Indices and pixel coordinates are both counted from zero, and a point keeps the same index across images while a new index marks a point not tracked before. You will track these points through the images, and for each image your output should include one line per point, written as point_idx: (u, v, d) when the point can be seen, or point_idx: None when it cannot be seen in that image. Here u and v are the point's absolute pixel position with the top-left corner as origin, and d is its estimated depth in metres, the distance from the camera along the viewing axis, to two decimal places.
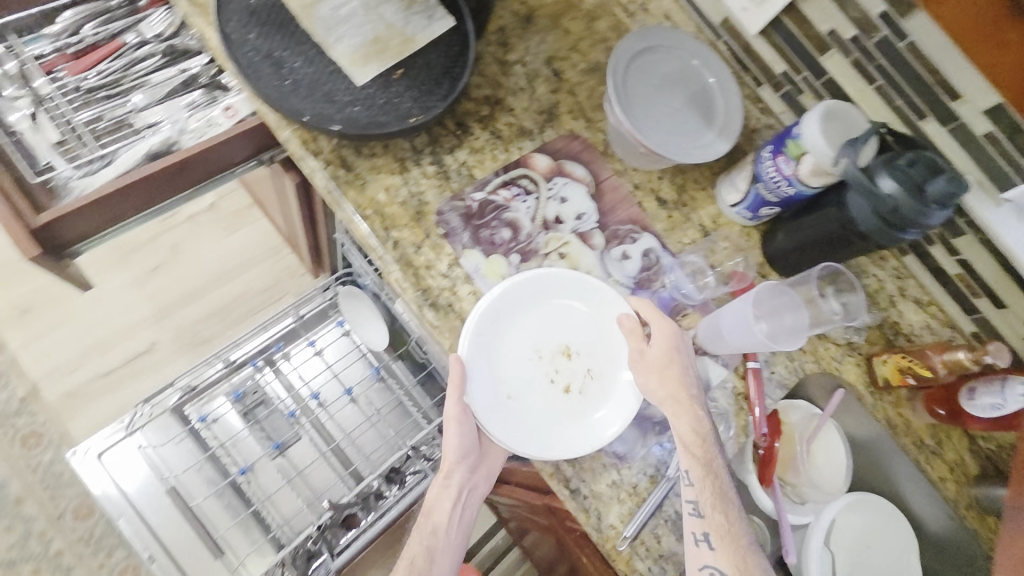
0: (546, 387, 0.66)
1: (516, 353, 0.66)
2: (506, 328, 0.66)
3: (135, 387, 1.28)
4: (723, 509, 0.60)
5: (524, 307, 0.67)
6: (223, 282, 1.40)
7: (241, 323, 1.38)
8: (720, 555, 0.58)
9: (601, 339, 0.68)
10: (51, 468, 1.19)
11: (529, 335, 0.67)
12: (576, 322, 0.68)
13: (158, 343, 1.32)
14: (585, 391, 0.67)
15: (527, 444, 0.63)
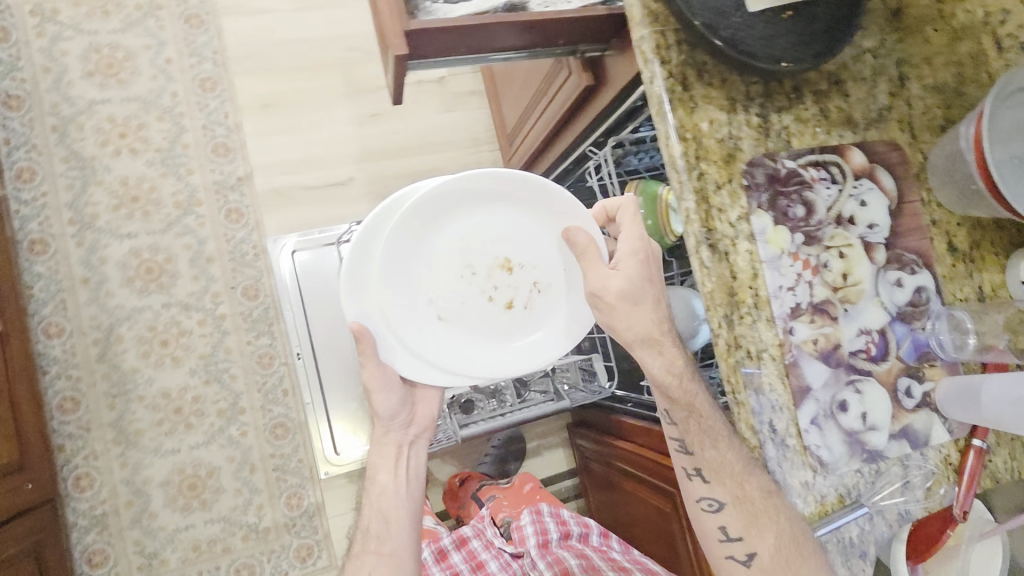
0: (459, 306, 0.73)
1: (436, 264, 0.72)
2: (429, 231, 0.71)
3: (324, 209, 1.36)
4: (714, 450, 0.67)
5: (436, 224, 0.71)
6: (426, 151, 1.45)
7: None
8: (717, 495, 0.67)
9: (529, 233, 0.73)
10: (240, 248, 1.30)
11: (452, 248, 0.72)
12: (522, 227, 0.73)
13: (354, 180, 1.40)
14: (510, 309, 0.74)
15: (486, 367, 0.72)
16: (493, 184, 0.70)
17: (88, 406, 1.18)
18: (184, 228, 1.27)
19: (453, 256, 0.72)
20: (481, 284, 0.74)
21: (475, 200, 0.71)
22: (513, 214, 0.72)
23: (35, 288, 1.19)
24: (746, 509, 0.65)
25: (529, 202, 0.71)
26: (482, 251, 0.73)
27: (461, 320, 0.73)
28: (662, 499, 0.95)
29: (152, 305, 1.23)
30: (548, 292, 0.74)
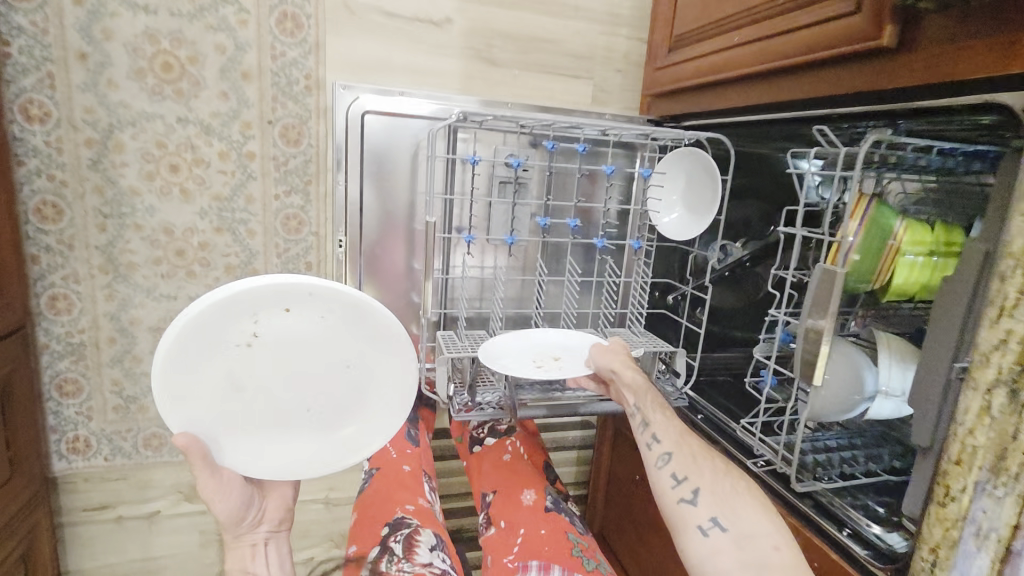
0: (275, 416, 0.75)
1: (225, 406, 0.71)
2: (203, 403, 0.69)
3: (400, 51, 1.01)
4: (667, 424, 0.71)
5: (216, 362, 0.70)
6: (549, 9, 1.06)
7: (533, 70, 1.09)
8: (665, 446, 0.69)
9: (331, 339, 0.76)
10: (286, 72, 0.98)
11: (236, 366, 0.71)
12: (325, 346, 0.76)
13: (450, 22, 1.02)
14: (324, 407, 0.77)
15: (333, 453, 0.77)
16: (266, 329, 0.72)
17: (73, 219, 0.96)
18: (219, 22, 0.94)
19: (252, 359, 0.72)
20: (286, 393, 0.75)
21: (319, 326, 0.75)
22: (300, 326, 0.73)
23: (13, 46, 0.88)
24: (710, 473, 0.65)
25: (311, 328, 0.74)
26: (280, 365, 0.74)
27: (282, 414, 0.75)
28: None
29: (165, 115, 0.95)
30: (344, 396, 0.78)
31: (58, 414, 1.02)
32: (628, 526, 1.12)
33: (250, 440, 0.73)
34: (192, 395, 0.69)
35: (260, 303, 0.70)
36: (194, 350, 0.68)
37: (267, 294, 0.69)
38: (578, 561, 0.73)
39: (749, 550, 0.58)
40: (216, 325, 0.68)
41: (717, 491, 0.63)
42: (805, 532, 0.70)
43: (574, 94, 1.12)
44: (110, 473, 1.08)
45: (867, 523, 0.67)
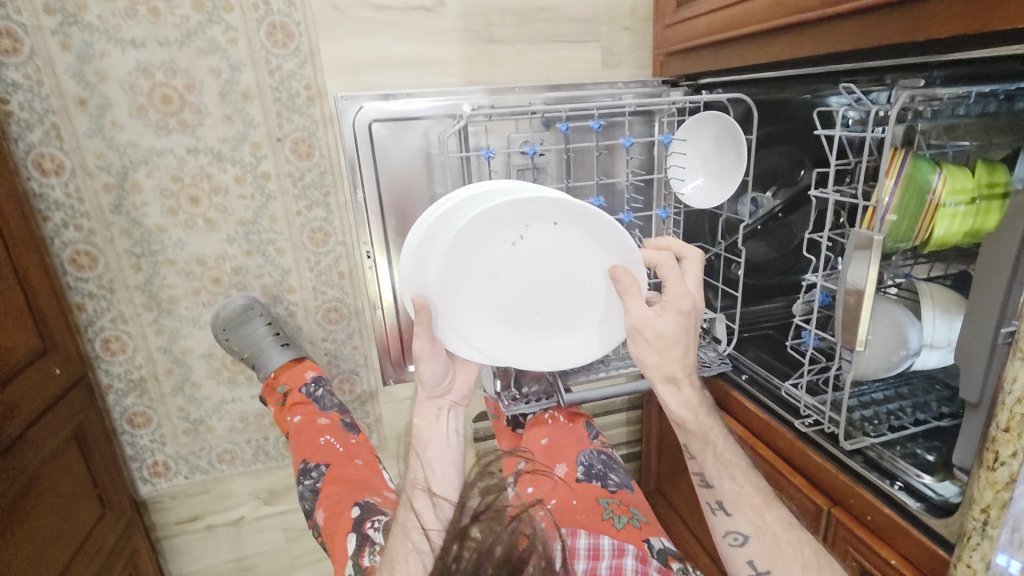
0: (513, 309, 0.80)
1: (472, 282, 0.77)
2: (459, 270, 0.76)
3: (399, 43, 0.98)
4: (728, 471, 0.69)
5: (489, 240, 0.76)
6: None
7: (535, 41, 1.04)
8: (741, 525, 0.66)
9: (583, 267, 0.79)
10: (287, 84, 0.96)
11: (502, 253, 0.77)
12: (581, 259, 0.78)
13: (443, 4, 0.98)
14: (551, 314, 0.81)
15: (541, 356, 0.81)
16: (538, 232, 0.77)
17: (108, 265, 0.98)
18: (210, 44, 0.91)
19: (513, 252, 0.77)
20: (520, 294, 0.79)
21: (577, 252, 0.78)
22: (570, 243, 0.77)
23: (13, 103, 0.87)
24: (781, 544, 0.64)
25: (573, 252, 0.78)
26: (528, 267, 0.78)
27: (518, 308, 0.80)
28: None
29: (175, 149, 0.95)
30: (567, 321, 0.81)
31: (134, 444, 1.09)
32: (681, 478, 1.18)
33: (471, 325, 0.79)
34: (451, 265, 0.76)
35: (549, 209, 0.74)
36: (479, 226, 0.73)
37: (555, 207, 0.74)
38: (607, 522, 0.80)
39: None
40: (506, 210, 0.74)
41: None
42: (858, 489, 0.74)
43: (580, 59, 1.07)
44: (191, 489, 1.15)
45: (919, 474, 0.71)
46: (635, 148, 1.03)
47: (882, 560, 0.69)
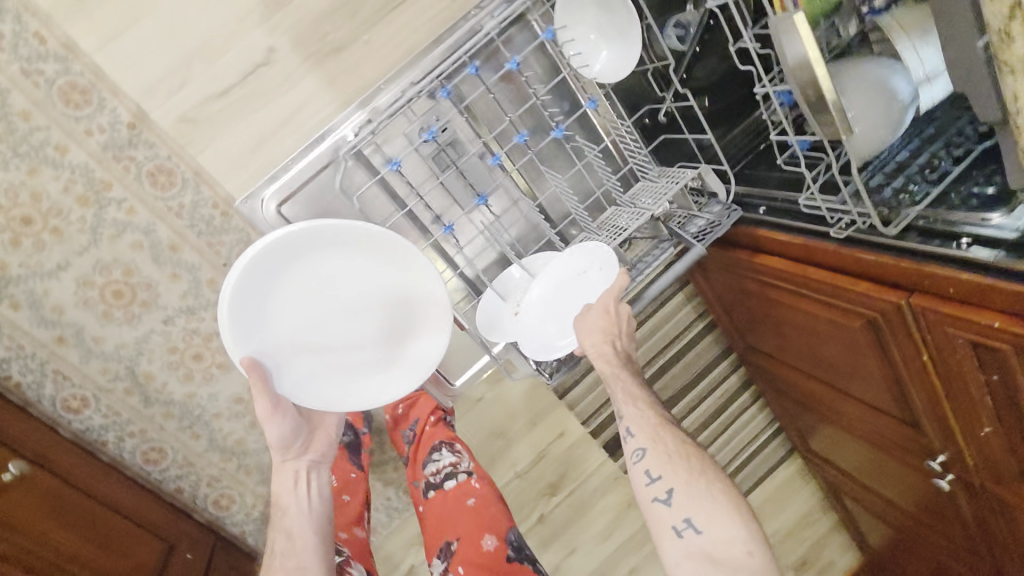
0: (324, 350, 0.87)
1: (290, 324, 0.84)
2: (275, 308, 0.83)
3: (262, 112, 0.95)
4: (640, 417, 0.77)
5: (294, 272, 0.83)
6: None
7: (377, 20, 0.96)
8: (655, 467, 0.72)
9: (387, 303, 0.89)
10: (199, 213, 0.97)
11: (299, 289, 0.84)
12: (383, 280, 0.88)
13: (275, 51, 0.93)
14: (374, 342, 0.90)
15: (359, 380, 0.90)
16: (339, 269, 0.86)
17: (173, 445, 1.07)
18: (115, 225, 0.94)
19: (311, 288, 0.85)
20: (334, 338, 0.87)
21: (378, 289, 0.88)
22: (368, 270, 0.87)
23: (15, 373, 0.95)
24: (684, 472, 0.71)
25: (372, 290, 0.88)
26: (339, 306, 0.87)
27: (331, 347, 0.87)
28: (846, 316, 0.81)
29: (154, 328, 0.99)
30: (378, 356, 0.90)
31: None
32: (762, 329, 1.11)
33: (295, 369, 0.85)
34: (257, 318, 0.81)
35: (351, 245, 0.84)
36: (280, 260, 0.81)
37: (360, 249, 0.85)
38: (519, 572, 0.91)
39: (719, 555, 0.65)
40: (308, 244, 0.82)
41: (699, 505, 0.68)
42: (924, 269, 0.65)
43: (432, 9, 0.96)
44: None
45: (987, 220, 0.61)
46: (529, 61, 0.93)
47: (986, 328, 0.60)
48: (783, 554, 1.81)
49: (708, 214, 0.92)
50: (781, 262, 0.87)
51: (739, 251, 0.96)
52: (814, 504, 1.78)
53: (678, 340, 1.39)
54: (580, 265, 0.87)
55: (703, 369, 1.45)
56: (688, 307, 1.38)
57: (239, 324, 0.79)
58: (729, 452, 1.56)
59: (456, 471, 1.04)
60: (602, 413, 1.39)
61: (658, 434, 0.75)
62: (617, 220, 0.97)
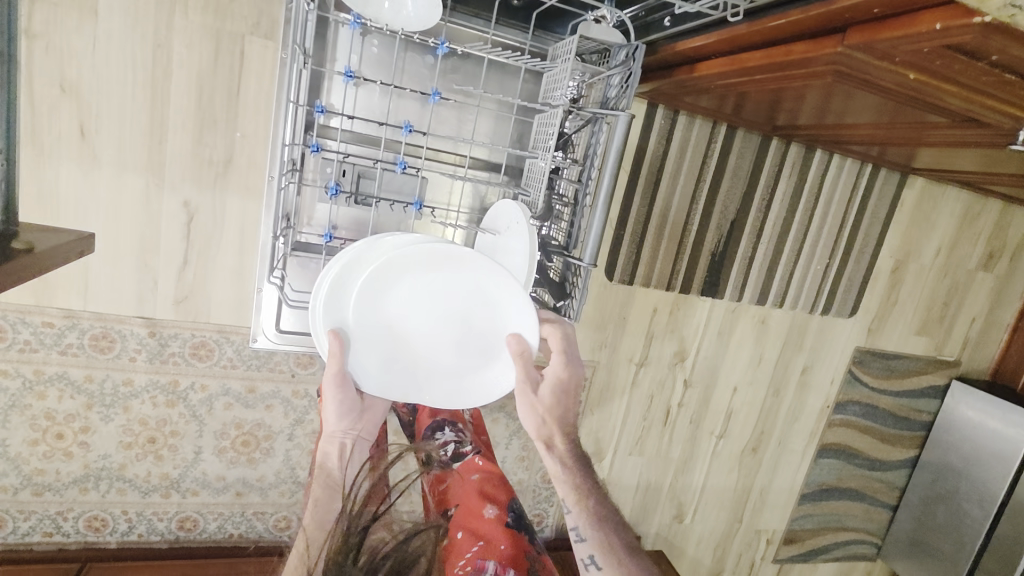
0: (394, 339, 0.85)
1: (381, 310, 0.83)
2: (378, 295, 0.82)
3: (220, 252, 1.03)
4: (585, 506, 0.85)
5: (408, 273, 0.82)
6: (163, 84, 0.92)
7: (233, 113, 0.96)
8: (595, 549, 0.82)
9: (473, 315, 0.85)
10: (247, 355, 1.10)
11: (383, 284, 0.82)
12: (475, 285, 0.83)
13: (191, 202, 0.99)
14: (449, 343, 0.86)
15: (425, 377, 0.87)
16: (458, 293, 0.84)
17: None
18: (204, 404, 1.11)
19: (398, 283, 0.82)
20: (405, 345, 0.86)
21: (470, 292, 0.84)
22: (463, 273, 0.82)
23: (233, 529, 1.21)
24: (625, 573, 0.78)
25: (468, 328, 0.86)
26: (428, 304, 0.84)
27: (403, 339, 0.85)
28: (816, 78, 0.68)
29: (286, 449, 1.18)
30: (449, 362, 0.87)
31: None
32: (775, 102, 0.96)
33: (366, 357, 0.84)
34: (342, 298, 0.80)
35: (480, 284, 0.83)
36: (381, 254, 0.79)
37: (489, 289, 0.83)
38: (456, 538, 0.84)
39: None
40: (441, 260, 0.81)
41: None
42: (836, 5, 0.53)
43: (263, 67, 0.96)
44: (563, 503, 1.44)
45: None
46: (364, 58, 0.88)
47: (929, 35, 0.47)
48: (960, 261, 1.63)
49: (616, 68, 0.79)
50: (718, 64, 0.74)
51: (680, 72, 0.83)
52: (964, 196, 1.57)
53: (710, 157, 1.26)
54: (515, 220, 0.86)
55: (753, 164, 1.30)
56: (698, 121, 1.23)
57: (344, 286, 0.80)
58: (833, 216, 1.42)
59: (461, 448, 1.00)
60: (680, 269, 1.34)
61: (597, 529, 0.83)
62: (547, 128, 0.89)
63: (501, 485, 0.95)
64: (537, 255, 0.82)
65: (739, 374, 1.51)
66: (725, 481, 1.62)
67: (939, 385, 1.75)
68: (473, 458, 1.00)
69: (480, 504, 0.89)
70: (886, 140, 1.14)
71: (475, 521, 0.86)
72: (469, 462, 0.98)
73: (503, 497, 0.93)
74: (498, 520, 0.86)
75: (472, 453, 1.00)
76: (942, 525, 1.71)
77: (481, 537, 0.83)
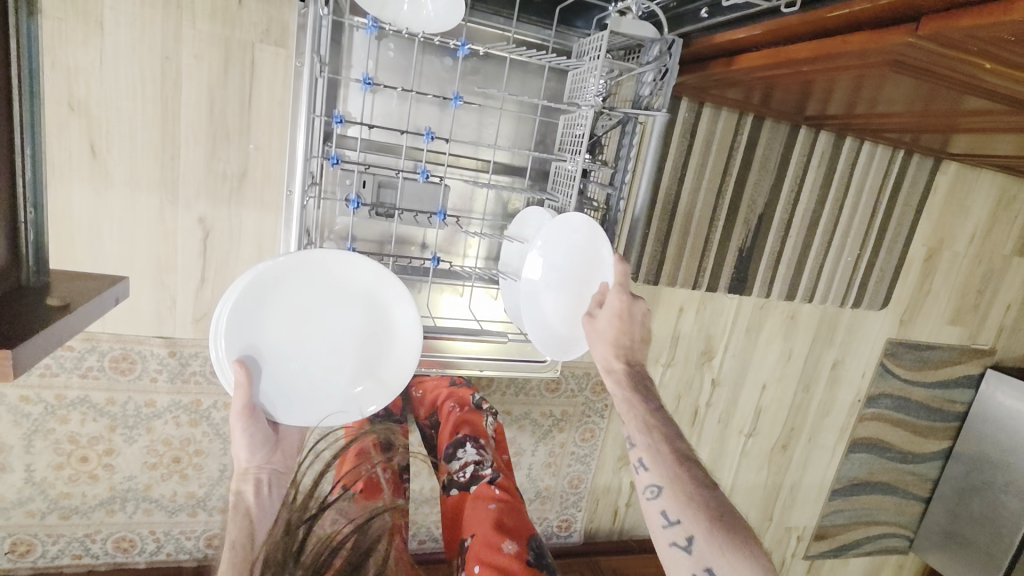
0: (304, 360, 0.79)
1: (287, 330, 0.77)
2: (275, 314, 0.76)
3: (238, 268, 1.00)
4: (656, 449, 0.71)
5: (303, 286, 0.77)
6: (173, 98, 0.89)
7: (246, 124, 0.93)
8: (667, 502, 0.66)
9: (386, 320, 0.82)
10: None
11: (285, 303, 0.76)
12: (380, 289, 0.80)
13: (206, 219, 0.97)
14: (362, 355, 0.82)
15: (345, 391, 0.82)
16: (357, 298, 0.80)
17: None
18: (227, 421, 1.09)
19: (303, 298, 0.77)
20: (313, 360, 0.80)
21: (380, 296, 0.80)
22: (368, 278, 0.79)
23: None
24: (703, 518, 0.64)
25: (374, 331, 0.82)
26: (337, 317, 0.80)
27: (314, 359, 0.80)
28: (872, 71, 0.64)
29: None
30: (365, 375, 0.82)
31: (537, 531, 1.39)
32: (812, 92, 0.91)
33: (274, 382, 0.78)
34: (243, 324, 0.74)
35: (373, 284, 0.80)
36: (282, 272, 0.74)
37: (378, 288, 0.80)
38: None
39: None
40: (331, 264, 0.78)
41: (706, 543, 0.62)
42: None
43: (275, 76, 0.92)
44: (591, 508, 1.41)
45: None
46: (381, 63, 0.84)
47: (1016, 26, 0.43)
48: (995, 247, 1.58)
49: (650, 65, 0.75)
50: (760, 57, 0.70)
51: (714, 65, 0.79)
52: (999, 180, 1.51)
53: (737, 149, 1.21)
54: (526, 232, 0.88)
55: (782, 154, 1.26)
56: (724, 113, 1.19)
57: (244, 310, 0.74)
58: (864, 205, 1.37)
59: (481, 471, 0.95)
60: (707, 267, 1.30)
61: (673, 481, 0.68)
62: (574, 129, 0.85)
63: (522, 518, 0.90)
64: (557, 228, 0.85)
65: (768, 371, 1.47)
66: (755, 479, 1.59)
67: (973, 374, 1.70)
68: (492, 484, 0.93)
69: (499, 538, 0.84)
70: (925, 127, 1.09)
71: (491, 557, 0.81)
72: (488, 489, 0.92)
73: (523, 531, 0.87)
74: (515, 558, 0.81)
75: (491, 478, 0.94)
76: (980, 518, 1.66)
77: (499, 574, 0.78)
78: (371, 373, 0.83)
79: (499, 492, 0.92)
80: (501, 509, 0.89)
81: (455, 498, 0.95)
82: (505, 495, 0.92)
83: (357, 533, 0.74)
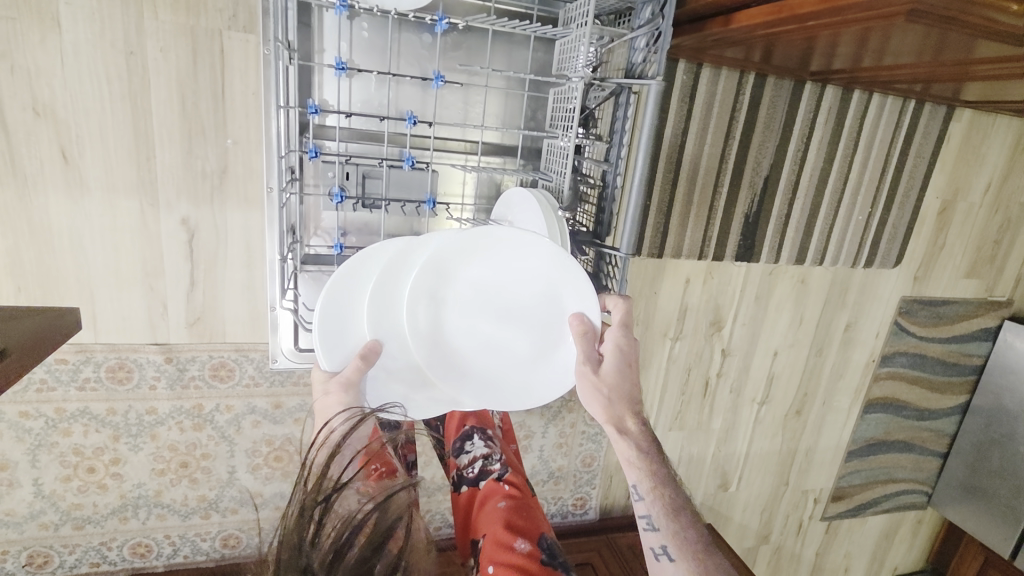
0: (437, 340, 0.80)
1: (433, 305, 0.79)
2: (423, 287, 0.77)
3: (227, 269, 0.97)
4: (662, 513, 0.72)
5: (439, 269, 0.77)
6: (143, 94, 0.85)
7: (222, 117, 0.89)
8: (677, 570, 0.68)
9: (535, 327, 0.79)
10: (268, 371, 1.05)
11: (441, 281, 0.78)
12: (541, 293, 0.77)
13: (190, 220, 0.93)
14: (491, 351, 0.81)
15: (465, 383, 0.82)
16: (507, 283, 0.78)
17: None
18: (231, 424, 1.07)
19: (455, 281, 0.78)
20: (449, 338, 0.81)
21: (538, 299, 0.78)
22: (531, 278, 0.77)
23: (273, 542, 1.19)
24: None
25: (516, 336, 0.80)
26: (485, 305, 0.79)
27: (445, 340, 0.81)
28: (881, 21, 0.60)
29: None
30: (489, 373, 0.82)
31: (552, 508, 1.39)
32: (811, 45, 0.85)
33: (399, 354, 0.80)
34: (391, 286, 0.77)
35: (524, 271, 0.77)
36: (450, 250, 0.75)
37: (536, 280, 0.77)
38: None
39: None
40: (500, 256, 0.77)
41: None
42: None
43: (247, 65, 0.87)
44: (606, 485, 1.40)
45: None
46: (356, 47, 0.79)
47: None
48: (1012, 195, 1.51)
49: (642, 28, 0.70)
50: (762, 14, 0.70)
51: (712, 25, 0.78)
52: (1017, 124, 1.42)
53: (738, 111, 1.16)
54: (502, 219, 0.86)
55: (787, 112, 1.20)
56: (724, 72, 1.12)
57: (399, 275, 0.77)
58: (875, 160, 1.31)
59: (489, 467, 0.95)
60: (712, 235, 1.26)
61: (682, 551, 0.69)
62: (564, 104, 0.81)
63: (534, 516, 0.87)
64: (517, 213, 0.83)
65: (779, 338, 1.44)
66: (770, 446, 1.57)
67: (991, 327, 1.65)
68: (500, 480, 0.92)
69: (510, 537, 0.82)
70: (935, 77, 1.03)
71: (504, 556, 0.79)
72: (496, 486, 0.91)
73: (536, 528, 0.85)
74: (529, 555, 0.79)
75: (499, 474, 0.93)
76: (999, 471, 1.64)
77: (512, 572, 0.76)
78: (497, 372, 0.82)
79: (508, 490, 0.90)
80: (509, 508, 0.87)
81: (464, 495, 0.94)
82: (513, 492, 0.90)
83: (378, 511, 0.66)
